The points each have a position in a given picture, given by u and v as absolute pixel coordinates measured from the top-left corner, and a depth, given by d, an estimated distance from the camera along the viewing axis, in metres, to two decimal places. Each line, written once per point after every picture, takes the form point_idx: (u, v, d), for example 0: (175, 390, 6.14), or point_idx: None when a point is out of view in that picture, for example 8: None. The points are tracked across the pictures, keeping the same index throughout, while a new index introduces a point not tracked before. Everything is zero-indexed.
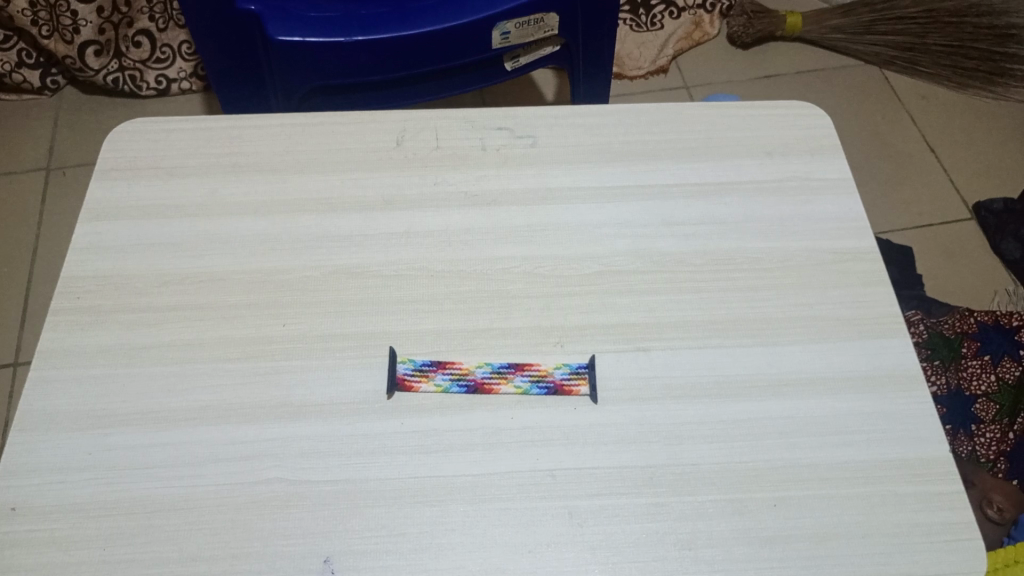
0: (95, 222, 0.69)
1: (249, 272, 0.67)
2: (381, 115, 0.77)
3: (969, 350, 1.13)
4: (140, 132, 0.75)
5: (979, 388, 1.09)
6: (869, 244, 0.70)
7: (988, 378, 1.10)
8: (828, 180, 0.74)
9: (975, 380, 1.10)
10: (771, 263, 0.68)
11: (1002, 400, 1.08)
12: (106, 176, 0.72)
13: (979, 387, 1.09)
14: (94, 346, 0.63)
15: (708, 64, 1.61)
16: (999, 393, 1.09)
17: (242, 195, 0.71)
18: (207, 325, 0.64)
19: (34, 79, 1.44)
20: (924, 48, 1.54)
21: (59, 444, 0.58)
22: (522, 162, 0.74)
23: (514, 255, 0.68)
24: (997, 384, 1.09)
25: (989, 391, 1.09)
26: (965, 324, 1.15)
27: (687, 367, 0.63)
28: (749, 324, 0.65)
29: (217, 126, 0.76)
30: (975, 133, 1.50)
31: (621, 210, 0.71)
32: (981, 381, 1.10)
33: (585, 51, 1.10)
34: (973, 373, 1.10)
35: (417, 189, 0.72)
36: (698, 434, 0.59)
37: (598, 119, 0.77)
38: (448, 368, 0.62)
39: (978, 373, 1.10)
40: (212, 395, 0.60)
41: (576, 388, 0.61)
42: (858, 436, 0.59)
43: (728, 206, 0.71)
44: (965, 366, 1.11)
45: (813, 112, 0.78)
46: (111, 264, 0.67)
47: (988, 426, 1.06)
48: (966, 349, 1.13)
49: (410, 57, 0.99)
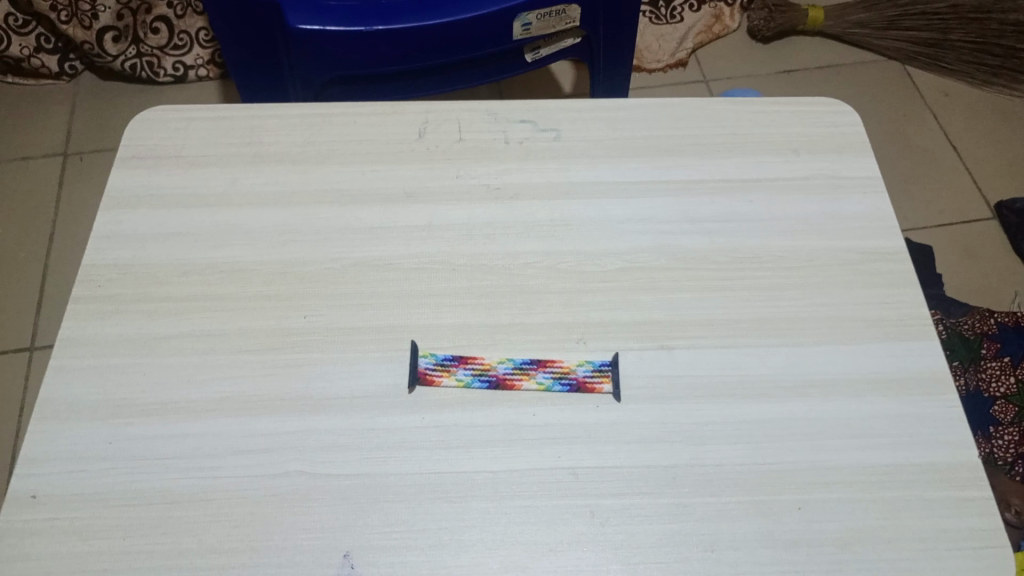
0: (117, 211, 0.69)
1: (269, 263, 0.66)
2: (402, 105, 0.76)
3: (988, 351, 1.12)
4: (161, 120, 0.75)
5: (999, 389, 1.08)
6: (897, 244, 0.69)
7: (1008, 380, 1.08)
8: (855, 179, 0.72)
9: (994, 381, 1.09)
10: (797, 262, 0.67)
11: (1021, 402, 1.07)
12: (127, 164, 0.72)
13: (998, 389, 1.08)
14: (116, 336, 0.62)
15: (727, 58, 1.60)
16: (1020, 395, 1.07)
17: (263, 186, 0.71)
18: (228, 316, 0.63)
19: (52, 64, 1.44)
20: (947, 44, 1.54)
21: (81, 432, 0.58)
22: (544, 156, 0.73)
23: (537, 250, 0.67)
24: (1016, 386, 1.08)
25: (1009, 393, 1.08)
26: (986, 324, 1.14)
27: (711, 367, 0.62)
28: (774, 323, 0.64)
29: (237, 114, 0.75)
30: (999, 131, 1.48)
31: (645, 206, 0.70)
32: (1001, 383, 1.08)
33: (605, 44, 1.09)
34: (992, 375, 1.09)
35: (439, 182, 0.71)
36: (720, 434, 0.59)
37: (622, 113, 0.76)
38: (469, 363, 0.61)
39: (997, 374, 1.09)
40: (232, 386, 0.60)
41: (599, 386, 0.60)
42: (882, 440, 0.59)
43: (753, 203, 0.70)
44: (984, 367, 1.10)
45: (842, 109, 0.77)
46: (132, 252, 0.67)
47: (1007, 428, 1.05)
48: (985, 350, 1.12)
49: (430, 47, 0.99)
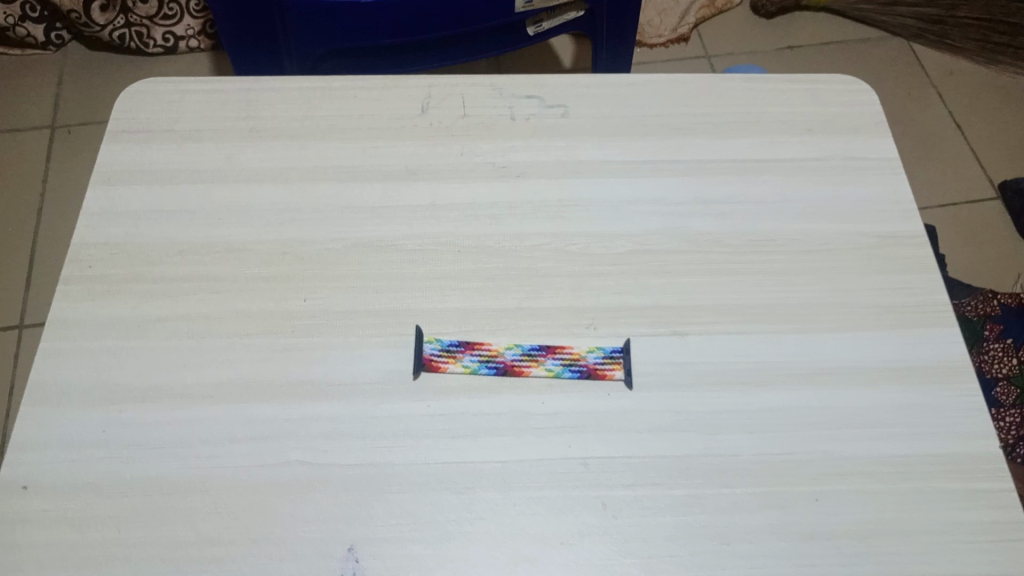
0: (107, 187, 0.66)
1: (267, 243, 0.64)
2: (404, 80, 0.73)
3: (990, 333, 1.11)
4: (153, 92, 0.72)
5: (1000, 371, 1.08)
6: (914, 228, 0.67)
7: (1010, 362, 1.08)
8: (871, 161, 0.70)
9: (996, 363, 1.08)
10: (812, 246, 0.65)
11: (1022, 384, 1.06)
12: (118, 138, 0.69)
13: (1000, 371, 1.08)
14: (108, 318, 0.60)
15: (730, 34, 1.57)
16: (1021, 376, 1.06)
17: (259, 162, 0.68)
18: (225, 298, 0.61)
19: (39, 33, 1.40)
20: (954, 21, 1.53)
21: (72, 418, 0.56)
22: (552, 134, 0.70)
23: (544, 232, 0.65)
24: (1018, 367, 1.07)
25: (1011, 373, 1.07)
26: (989, 306, 1.13)
27: (724, 353, 0.60)
28: (788, 309, 0.62)
29: (232, 87, 0.72)
30: (1003, 111, 1.46)
31: (656, 186, 0.68)
32: (1003, 365, 1.08)
33: (609, 17, 1.06)
34: (995, 357, 1.09)
35: (442, 160, 0.68)
36: (734, 423, 0.57)
37: (632, 90, 0.73)
38: (476, 349, 0.59)
39: (1000, 356, 1.09)
40: (230, 371, 0.58)
41: (611, 373, 0.58)
42: (900, 430, 0.57)
43: (766, 184, 0.68)
44: (987, 349, 1.09)
45: (858, 88, 0.74)
46: (124, 231, 0.64)
47: (1008, 411, 1.05)
48: (987, 332, 1.11)
49: (429, 19, 0.96)
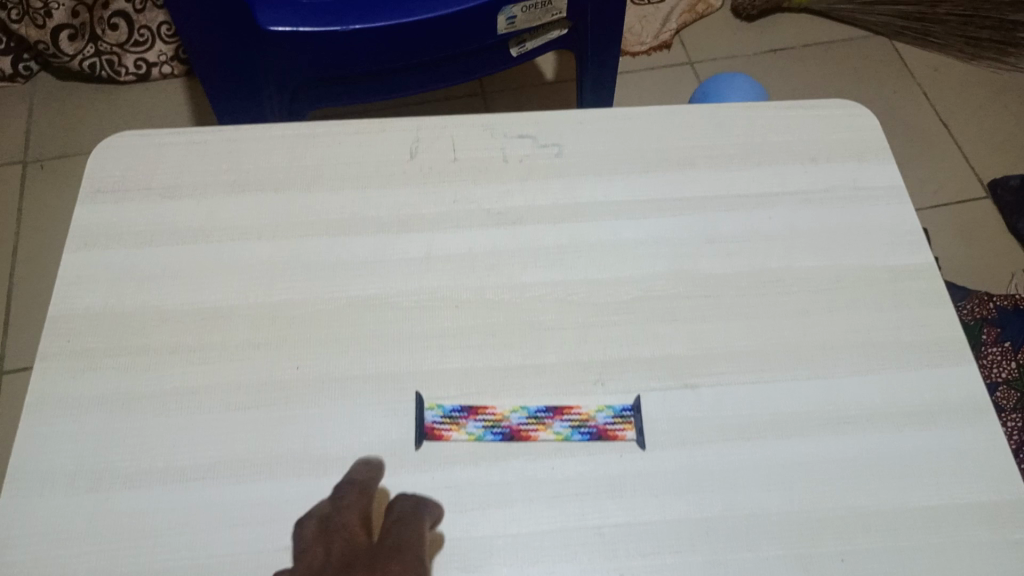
0: (83, 252, 0.63)
1: (255, 306, 0.61)
2: (391, 122, 0.70)
3: (988, 337, 1.09)
4: (127, 146, 0.68)
5: (999, 375, 1.06)
6: (927, 259, 0.65)
7: (1009, 366, 1.06)
8: (879, 188, 0.68)
9: (995, 367, 1.06)
10: (824, 283, 0.63)
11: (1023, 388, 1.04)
12: (92, 197, 0.65)
13: (999, 374, 1.06)
14: (90, 396, 0.57)
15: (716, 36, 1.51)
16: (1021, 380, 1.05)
17: (242, 217, 0.65)
18: (213, 368, 0.58)
19: (6, 65, 1.35)
20: (934, 18, 1.46)
21: (58, 510, 0.52)
22: (548, 175, 0.67)
23: (545, 280, 0.62)
24: (1018, 371, 1.06)
25: (1010, 377, 1.05)
26: (985, 309, 1.12)
27: (740, 404, 0.57)
28: (804, 352, 0.60)
29: (211, 137, 0.69)
30: (989, 108, 1.42)
31: (659, 226, 0.65)
32: (1002, 369, 1.06)
33: (594, 35, 1.03)
34: (993, 360, 1.07)
35: (435, 207, 0.65)
36: (754, 479, 0.55)
37: (628, 123, 0.71)
38: (480, 414, 0.56)
39: (999, 360, 1.07)
40: (223, 448, 0.55)
41: (622, 434, 0.56)
42: (926, 478, 0.55)
43: (774, 219, 0.66)
44: (985, 353, 1.07)
45: (860, 111, 0.72)
46: (102, 298, 0.61)
47: (1009, 415, 1.02)
48: (986, 335, 1.09)
49: (411, 46, 0.93)
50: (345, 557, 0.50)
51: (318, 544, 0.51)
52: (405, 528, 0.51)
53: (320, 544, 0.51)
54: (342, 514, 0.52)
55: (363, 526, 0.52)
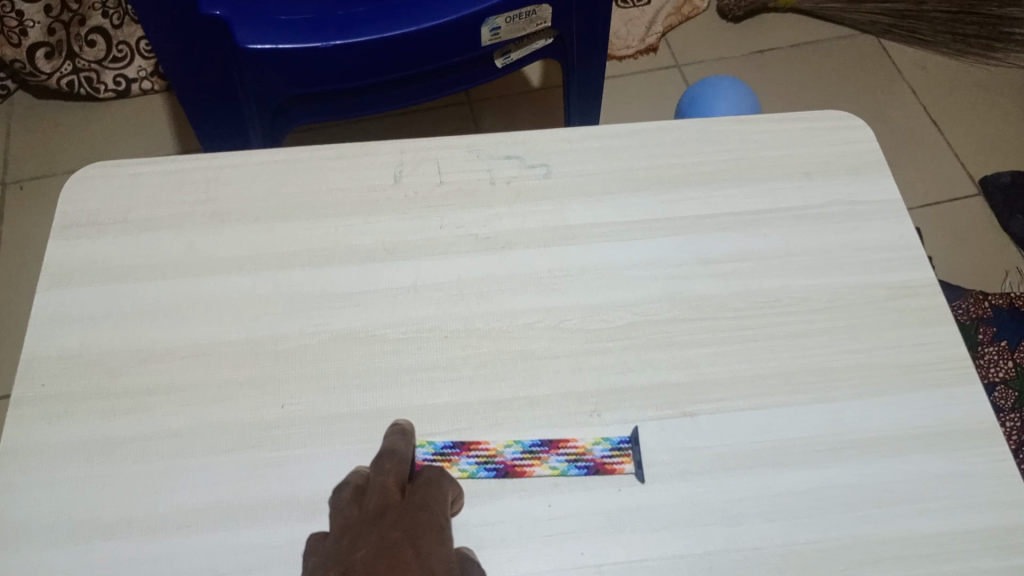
0: (57, 290, 0.61)
1: (238, 343, 0.59)
2: (373, 146, 0.68)
3: (984, 336, 1.07)
4: (102, 177, 0.66)
5: (997, 374, 1.05)
6: (925, 275, 0.63)
7: (1006, 365, 1.05)
8: (874, 203, 0.67)
9: (992, 367, 1.05)
10: (821, 304, 0.61)
11: (1020, 387, 1.04)
12: (66, 233, 0.63)
13: (996, 374, 1.05)
14: (67, 442, 0.55)
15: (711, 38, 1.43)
16: (1018, 379, 1.04)
17: (223, 250, 0.63)
18: (195, 410, 0.56)
19: None
20: (921, 15, 1.40)
21: (37, 565, 0.51)
22: (536, 198, 0.66)
23: (537, 307, 0.61)
24: (1015, 370, 1.05)
25: (1008, 377, 1.04)
26: (981, 309, 1.09)
27: (739, 433, 0.56)
28: (803, 376, 0.58)
29: (188, 167, 0.67)
30: (979, 105, 1.36)
31: (652, 248, 0.64)
32: (999, 368, 1.05)
33: (579, 43, 1.01)
34: (990, 360, 1.06)
35: (421, 234, 0.64)
36: (757, 511, 0.53)
37: (617, 141, 0.69)
38: (473, 450, 0.55)
39: (996, 360, 1.06)
40: (207, 494, 0.53)
41: (620, 467, 0.54)
42: (932, 504, 0.54)
43: (768, 237, 0.64)
44: (982, 353, 1.06)
45: (853, 122, 0.71)
46: (78, 339, 0.59)
47: (1008, 415, 1.02)
48: (981, 335, 1.07)
49: (393, 61, 0.91)
50: (379, 507, 0.49)
51: (352, 500, 0.50)
52: (431, 490, 0.51)
53: (354, 500, 0.50)
54: (377, 473, 0.51)
55: (396, 483, 0.51)
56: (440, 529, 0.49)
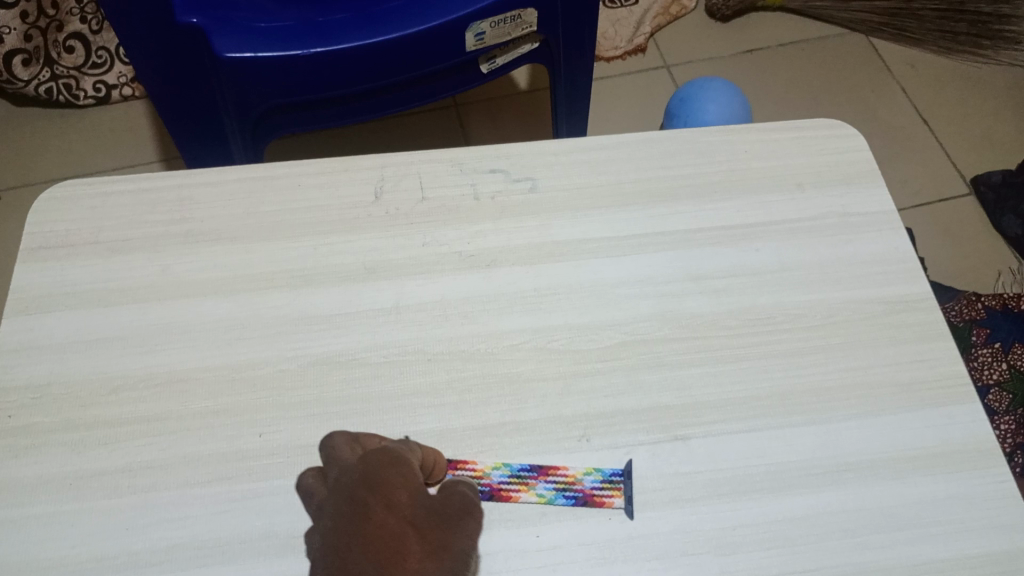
0: (26, 316, 0.59)
1: (213, 370, 0.57)
2: (354, 161, 0.66)
3: (979, 338, 1.05)
4: (73, 198, 0.64)
5: (991, 377, 1.03)
6: (922, 289, 0.62)
7: (1000, 367, 1.03)
8: (868, 215, 0.65)
9: (986, 369, 1.03)
10: (816, 320, 0.60)
11: (1015, 390, 1.01)
12: (34, 256, 0.61)
13: (991, 377, 1.03)
14: (37, 477, 0.53)
15: (702, 36, 1.40)
16: (1012, 382, 1.02)
17: (198, 272, 0.61)
18: (169, 441, 0.54)
19: None
20: (911, 14, 1.38)
21: None
22: (522, 214, 0.64)
23: (523, 329, 0.59)
24: (1010, 373, 1.03)
25: (1002, 380, 1.02)
26: (974, 311, 1.08)
27: (733, 457, 0.54)
28: (798, 397, 0.57)
29: (162, 185, 0.64)
30: (968, 103, 1.33)
31: (641, 265, 0.62)
32: (993, 371, 1.03)
33: (566, 48, 0.99)
34: (984, 362, 1.03)
35: (403, 253, 0.62)
36: (753, 538, 0.52)
37: (604, 153, 0.67)
38: (460, 469, 0.53)
39: (990, 362, 1.04)
40: (183, 529, 0.51)
41: (610, 501, 0.52)
42: (933, 529, 0.52)
43: (761, 252, 0.63)
44: (976, 355, 1.04)
45: (846, 131, 0.69)
46: (48, 368, 0.57)
47: (1003, 418, 0.99)
48: (975, 337, 1.05)
49: (374, 68, 0.88)
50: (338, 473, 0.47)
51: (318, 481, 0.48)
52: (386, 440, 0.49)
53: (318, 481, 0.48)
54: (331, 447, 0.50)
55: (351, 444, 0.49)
56: (406, 472, 0.47)
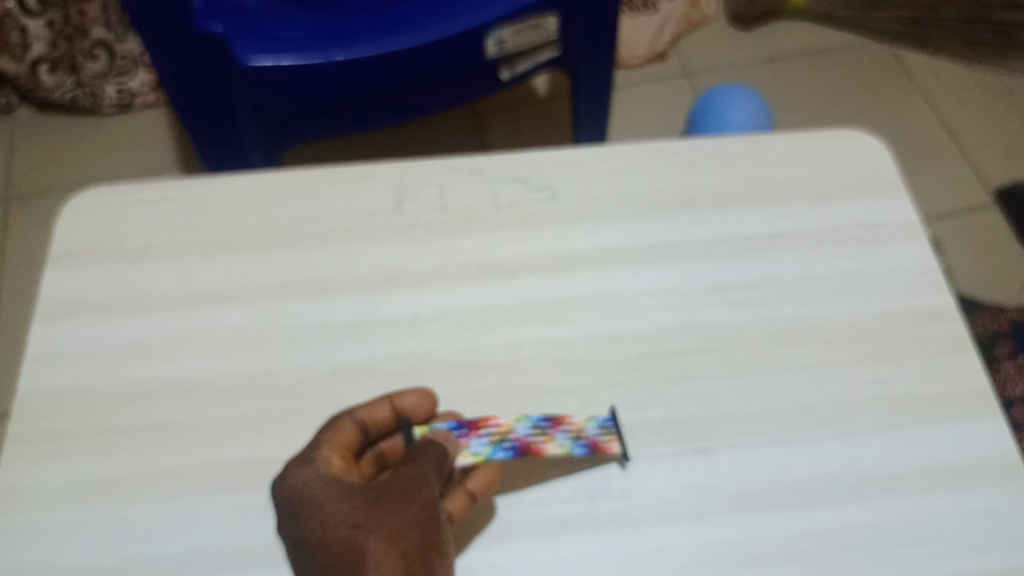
0: (50, 324, 0.59)
1: (232, 378, 0.57)
2: (374, 169, 0.66)
3: (1003, 351, 1.05)
4: (95, 206, 0.64)
5: (1015, 391, 1.02)
6: (947, 301, 0.61)
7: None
8: (892, 226, 0.64)
9: (1010, 383, 1.03)
10: (839, 332, 0.59)
11: None
12: (57, 264, 0.61)
13: (1015, 391, 1.02)
14: (58, 484, 0.53)
15: (723, 43, 1.39)
16: None
17: (218, 280, 0.61)
18: (189, 450, 0.54)
19: None
20: (935, 22, 1.40)
21: None
22: (541, 223, 0.64)
23: (542, 339, 0.58)
24: None
25: None
26: (998, 322, 1.07)
27: (755, 470, 0.54)
28: (821, 411, 0.56)
29: (181, 194, 0.64)
30: (994, 111, 1.32)
31: (662, 275, 0.61)
32: (1017, 385, 1.03)
33: (586, 55, 0.98)
34: (1009, 376, 1.03)
35: (422, 261, 0.62)
36: (774, 552, 0.51)
37: (625, 162, 0.66)
38: (483, 428, 0.53)
39: (1014, 376, 1.03)
40: (203, 537, 0.51)
41: (611, 445, 0.53)
42: (957, 544, 0.51)
43: (783, 263, 0.62)
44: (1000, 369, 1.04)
45: (869, 142, 0.68)
46: (72, 375, 0.57)
47: None
48: (1000, 351, 1.05)
49: (395, 75, 0.88)
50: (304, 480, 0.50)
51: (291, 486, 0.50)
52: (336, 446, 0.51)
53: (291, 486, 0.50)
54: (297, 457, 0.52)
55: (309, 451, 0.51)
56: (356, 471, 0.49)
